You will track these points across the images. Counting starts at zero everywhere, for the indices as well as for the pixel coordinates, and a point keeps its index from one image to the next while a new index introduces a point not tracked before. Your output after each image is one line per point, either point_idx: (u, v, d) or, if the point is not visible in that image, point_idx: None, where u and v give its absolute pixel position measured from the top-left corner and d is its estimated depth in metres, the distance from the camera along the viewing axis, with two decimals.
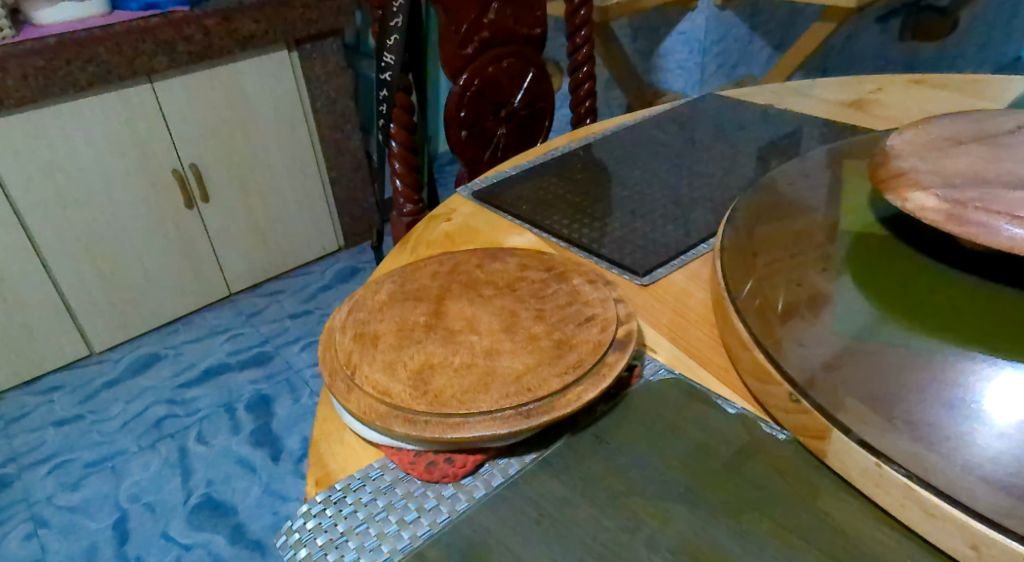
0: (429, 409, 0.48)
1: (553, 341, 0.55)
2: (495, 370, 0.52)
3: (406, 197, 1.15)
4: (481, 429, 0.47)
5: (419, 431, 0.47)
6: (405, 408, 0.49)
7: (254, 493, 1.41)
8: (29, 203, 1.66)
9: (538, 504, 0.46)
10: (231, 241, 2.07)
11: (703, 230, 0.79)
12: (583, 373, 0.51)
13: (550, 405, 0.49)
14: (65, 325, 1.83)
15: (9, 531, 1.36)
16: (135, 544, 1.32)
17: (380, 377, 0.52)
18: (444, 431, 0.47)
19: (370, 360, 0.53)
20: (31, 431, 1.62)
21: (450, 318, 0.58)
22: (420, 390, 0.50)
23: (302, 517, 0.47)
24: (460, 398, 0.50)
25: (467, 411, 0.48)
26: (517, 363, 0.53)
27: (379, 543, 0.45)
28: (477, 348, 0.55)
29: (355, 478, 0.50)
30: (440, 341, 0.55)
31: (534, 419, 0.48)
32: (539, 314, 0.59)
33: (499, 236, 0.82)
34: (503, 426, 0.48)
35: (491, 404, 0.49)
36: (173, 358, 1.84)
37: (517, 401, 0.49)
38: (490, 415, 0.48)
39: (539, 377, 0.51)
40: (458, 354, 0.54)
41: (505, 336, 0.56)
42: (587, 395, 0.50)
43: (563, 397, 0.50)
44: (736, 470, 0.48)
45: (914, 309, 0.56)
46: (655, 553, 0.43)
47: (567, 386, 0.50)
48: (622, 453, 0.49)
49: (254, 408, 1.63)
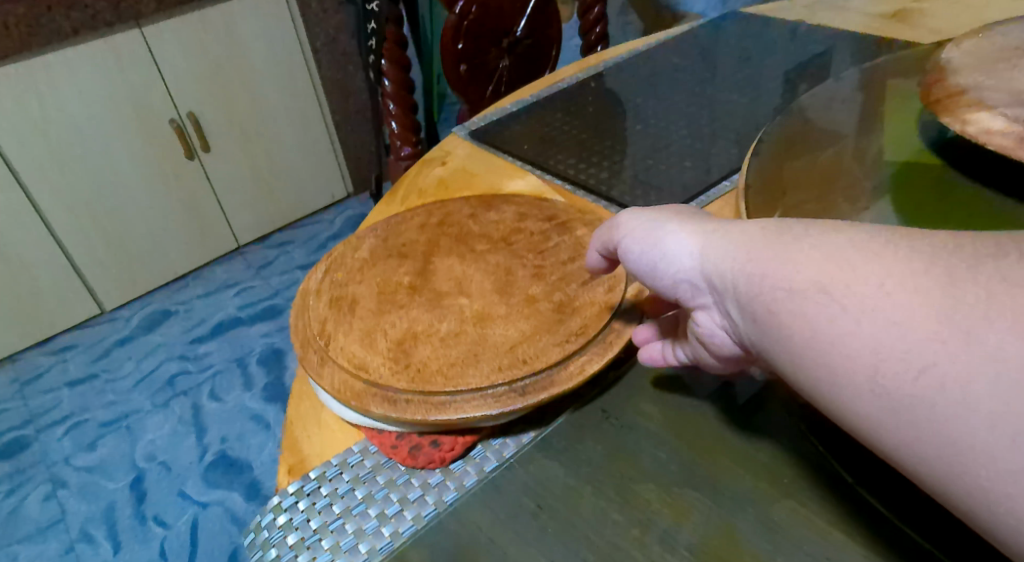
0: (411, 387, 0.43)
1: (553, 305, 0.48)
2: (486, 338, 0.46)
3: (403, 139, 1.07)
4: (469, 411, 0.42)
5: (399, 412, 0.42)
6: (384, 385, 0.43)
7: (269, 448, 1.40)
8: (25, 161, 1.62)
9: (536, 495, 0.41)
10: (236, 192, 2.01)
11: (725, 166, 0.70)
12: (587, 341, 0.45)
13: (548, 380, 0.43)
14: (73, 284, 1.81)
15: (29, 492, 1.36)
16: (153, 504, 1.31)
17: (357, 349, 0.46)
18: (428, 412, 0.42)
19: (346, 330, 0.47)
20: (47, 392, 1.62)
21: (438, 279, 0.52)
22: (401, 364, 0.45)
23: (273, 513, 0.42)
24: (444, 373, 0.44)
25: (453, 388, 0.43)
26: (512, 330, 0.47)
27: (356, 543, 0.40)
28: (467, 312, 0.48)
29: (332, 466, 0.44)
30: (425, 306, 0.49)
31: (530, 397, 0.42)
32: (537, 271, 0.52)
33: (499, 181, 0.74)
34: (496, 406, 0.42)
35: (481, 380, 0.43)
36: (184, 314, 1.82)
37: (509, 375, 0.43)
38: (479, 393, 0.43)
39: (536, 346, 0.45)
40: (445, 320, 0.48)
41: (498, 299, 0.49)
42: (590, 368, 0.44)
43: (563, 372, 0.44)
44: (762, 448, 0.42)
45: (984, 226, 0.51)
46: (670, 550, 0.37)
47: (568, 356, 0.44)
48: (633, 432, 0.43)
49: (266, 362, 1.60)
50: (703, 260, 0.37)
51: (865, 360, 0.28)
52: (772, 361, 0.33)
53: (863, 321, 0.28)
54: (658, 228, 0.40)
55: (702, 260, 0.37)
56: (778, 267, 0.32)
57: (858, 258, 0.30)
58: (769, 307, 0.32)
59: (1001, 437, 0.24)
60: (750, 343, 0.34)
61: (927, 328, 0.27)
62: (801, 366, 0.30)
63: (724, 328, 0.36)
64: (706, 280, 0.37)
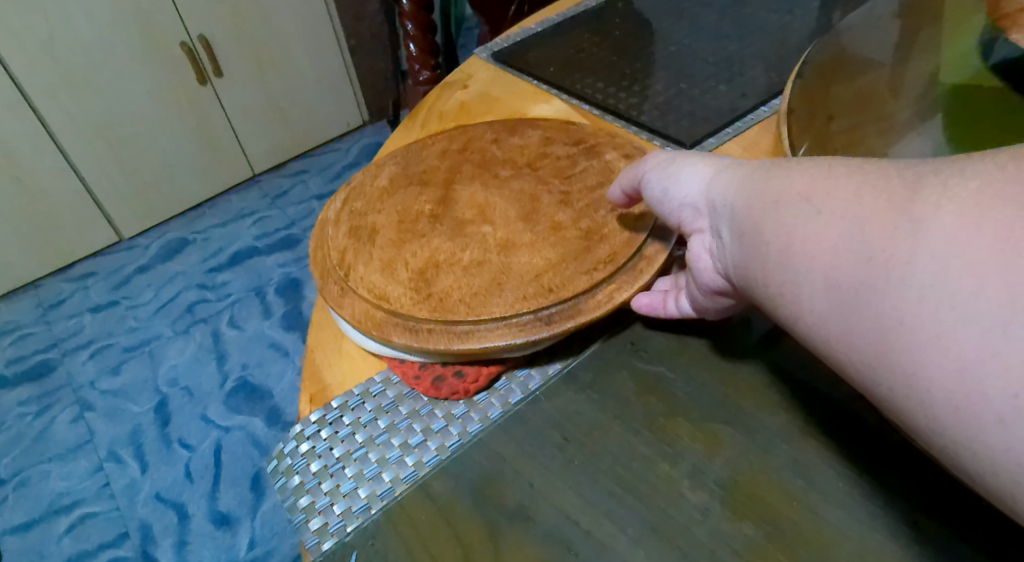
0: (433, 317, 0.42)
1: (580, 232, 0.46)
2: (510, 267, 0.44)
3: (421, 62, 1.03)
4: (493, 341, 0.41)
5: (420, 342, 0.41)
6: (405, 315, 0.42)
7: (288, 376, 1.41)
8: (35, 85, 1.59)
9: (562, 428, 0.40)
10: (250, 120, 1.97)
11: (762, 91, 0.66)
12: (615, 269, 0.44)
13: (575, 309, 0.42)
14: (90, 212, 1.80)
15: (57, 414, 1.40)
16: (176, 427, 1.34)
17: (377, 279, 0.44)
18: (451, 342, 0.41)
19: (366, 259, 0.46)
20: (69, 317, 1.64)
21: (460, 206, 0.50)
22: (422, 294, 0.43)
23: (295, 440, 0.41)
24: (467, 303, 0.42)
25: (477, 318, 0.41)
26: (537, 258, 0.45)
27: (379, 472, 0.39)
28: (490, 240, 0.46)
29: (354, 395, 0.43)
30: (447, 234, 0.47)
31: (557, 326, 0.41)
32: (563, 197, 0.49)
33: (522, 105, 0.71)
34: (522, 337, 0.41)
35: (505, 309, 0.42)
36: (201, 243, 1.81)
37: (535, 304, 0.42)
38: (503, 323, 0.41)
39: (562, 274, 0.43)
40: (468, 249, 0.46)
41: (523, 226, 0.47)
42: (620, 297, 0.42)
43: (590, 300, 0.42)
44: (797, 383, 0.40)
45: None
46: (700, 484, 0.37)
47: (595, 285, 0.43)
48: (662, 367, 0.42)
49: (283, 292, 1.61)
50: (709, 185, 0.39)
51: (828, 257, 0.31)
52: (752, 275, 0.35)
53: (833, 223, 0.31)
54: (674, 159, 0.43)
55: (709, 188, 0.39)
56: (772, 188, 0.35)
57: (846, 174, 0.32)
58: (759, 226, 0.35)
59: (929, 307, 0.27)
60: (733, 259, 0.37)
61: (885, 225, 0.29)
62: (777, 267, 0.34)
63: (711, 253, 0.39)
64: (706, 206, 0.39)
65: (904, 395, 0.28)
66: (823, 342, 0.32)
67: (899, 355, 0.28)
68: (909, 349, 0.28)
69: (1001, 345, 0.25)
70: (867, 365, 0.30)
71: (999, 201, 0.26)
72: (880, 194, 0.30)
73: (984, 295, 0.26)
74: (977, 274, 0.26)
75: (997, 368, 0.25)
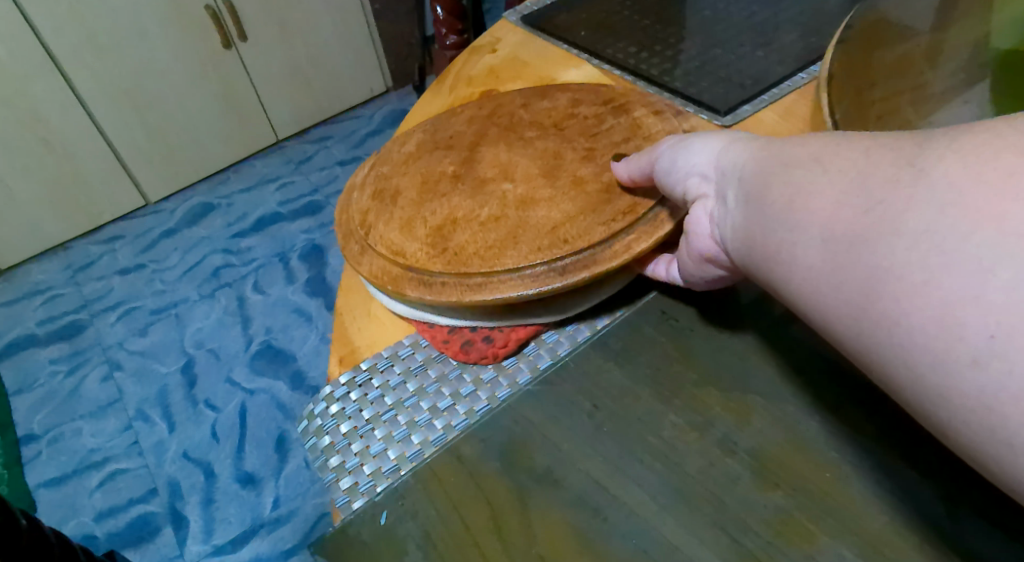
0: (446, 270, 0.42)
1: (601, 186, 0.45)
2: (527, 222, 0.44)
3: (448, 27, 1.02)
4: (504, 292, 0.41)
5: (433, 295, 0.41)
6: (420, 269, 0.42)
7: (311, 341, 1.43)
8: (62, 47, 1.59)
9: (592, 394, 0.39)
10: (274, 85, 1.96)
11: (802, 57, 0.64)
12: (634, 220, 0.43)
13: (590, 260, 0.42)
14: (117, 175, 1.82)
15: (88, 373, 1.43)
16: (203, 388, 1.37)
17: (395, 236, 0.45)
18: (462, 294, 0.41)
19: (387, 218, 0.46)
20: (98, 279, 1.67)
21: (482, 166, 0.49)
22: (438, 249, 0.43)
23: (325, 402, 0.42)
24: (482, 256, 0.42)
25: (489, 270, 0.41)
26: (556, 212, 0.44)
27: (409, 434, 0.40)
28: (509, 197, 0.46)
29: (383, 358, 0.44)
30: (467, 192, 0.47)
31: (571, 277, 0.41)
32: (587, 154, 0.48)
33: (552, 70, 0.69)
34: (537, 285, 0.41)
35: (519, 260, 0.41)
36: (226, 208, 1.83)
37: (549, 255, 0.41)
38: (516, 275, 0.41)
39: (579, 226, 0.43)
40: (486, 206, 0.45)
41: (544, 182, 0.47)
42: (637, 247, 0.42)
43: (607, 251, 0.42)
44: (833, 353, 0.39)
45: None
46: (731, 454, 0.36)
47: (613, 235, 0.42)
48: (694, 335, 0.42)
49: (307, 258, 1.62)
50: (718, 153, 0.38)
51: (826, 206, 0.29)
52: (749, 235, 0.34)
53: (828, 170, 0.30)
54: (691, 132, 0.41)
55: (719, 154, 0.38)
56: (786, 151, 0.33)
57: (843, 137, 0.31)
58: (763, 184, 0.33)
59: (919, 253, 0.26)
60: (732, 221, 0.35)
61: (887, 172, 0.28)
62: (768, 219, 0.32)
63: (711, 219, 0.37)
64: (714, 171, 0.37)
65: (883, 345, 0.27)
66: (801, 288, 0.31)
67: (883, 304, 0.27)
68: (890, 294, 0.26)
69: (982, 289, 0.24)
70: (849, 315, 0.28)
71: (1005, 147, 0.24)
72: (885, 147, 0.28)
73: (974, 240, 0.24)
74: (964, 218, 0.24)
75: (976, 312, 0.24)
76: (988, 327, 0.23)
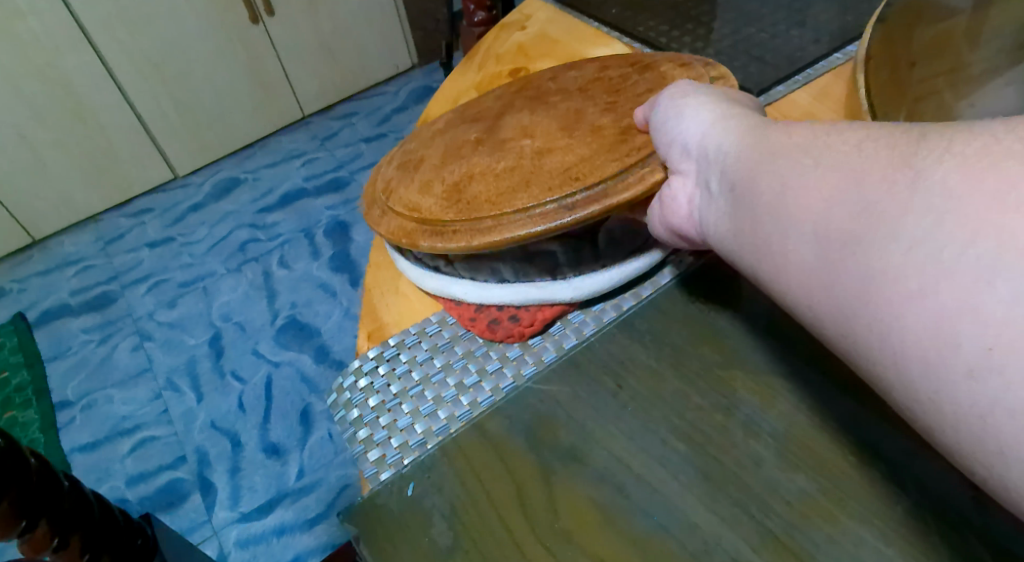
0: (458, 216, 0.44)
1: (618, 131, 0.45)
2: (542, 167, 0.44)
3: (477, 3, 1.00)
4: (514, 231, 0.42)
5: (445, 242, 0.44)
6: (434, 220, 0.45)
7: (335, 316, 1.45)
8: (93, 21, 1.61)
9: (617, 375, 0.40)
10: (301, 60, 1.97)
11: (839, 36, 0.63)
12: (647, 154, 0.43)
13: (600, 194, 0.42)
14: (147, 149, 1.85)
15: (119, 342, 1.47)
16: (230, 360, 1.39)
17: (414, 196, 0.47)
18: (472, 237, 0.43)
19: (408, 183, 0.48)
20: (128, 251, 1.70)
21: (505, 129, 0.49)
22: (452, 201, 0.45)
23: (353, 376, 0.43)
24: (492, 203, 0.43)
25: (499, 212, 0.42)
26: (571, 155, 0.44)
27: (436, 410, 0.40)
28: (526, 150, 0.46)
29: (410, 334, 0.45)
30: (488, 152, 0.47)
31: (580, 211, 0.41)
32: (609, 106, 0.48)
33: (582, 48, 0.69)
34: (545, 224, 0.41)
35: (529, 200, 0.42)
36: (252, 183, 1.85)
37: (559, 193, 0.42)
38: (525, 216, 0.42)
39: (592, 164, 0.43)
40: (503, 160, 0.46)
41: (563, 134, 0.46)
42: (650, 177, 0.41)
43: (617, 184, 0.42)
44: None
45: None
46: (756, 436, 0.36)
47: (625, 168, 0.42)
48: (723, 314, 0.41)
49: (332, 234, 1.63)
50: (706, 125, 0.38)
51: (816, 204, 0.29)
52: (735, 225, 0.34)
53: (823, 168, 0.30)
54: (685, 94, 0.41)
55: (707, 126, 0.38)
56: (770, 139, 0.33)
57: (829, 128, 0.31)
58: (743, 169, 0.34)
59: (916, 258, 0.25)
60: (713, 195, 0.36)
61: (883, 173, 0.27)
62: (758, 203, 0.32)
63: (690, 197, 0.38)
64: (696, 148, 0.38)
65: (874, 351, 0.27)
66: (788, 287, 0.30)
67: (876, 309, 0.26)
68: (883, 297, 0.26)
69: (981, 301, 0.23)
70: (840, 320, 0.28)
71: (1006, 154, 0.24)
72: (884, 149, 0.28)
73: (974, 248, 0.24)
74: (968, 227, 0.24)
75: (974, 322, 0.23)
76: (985, 339, 0.23)
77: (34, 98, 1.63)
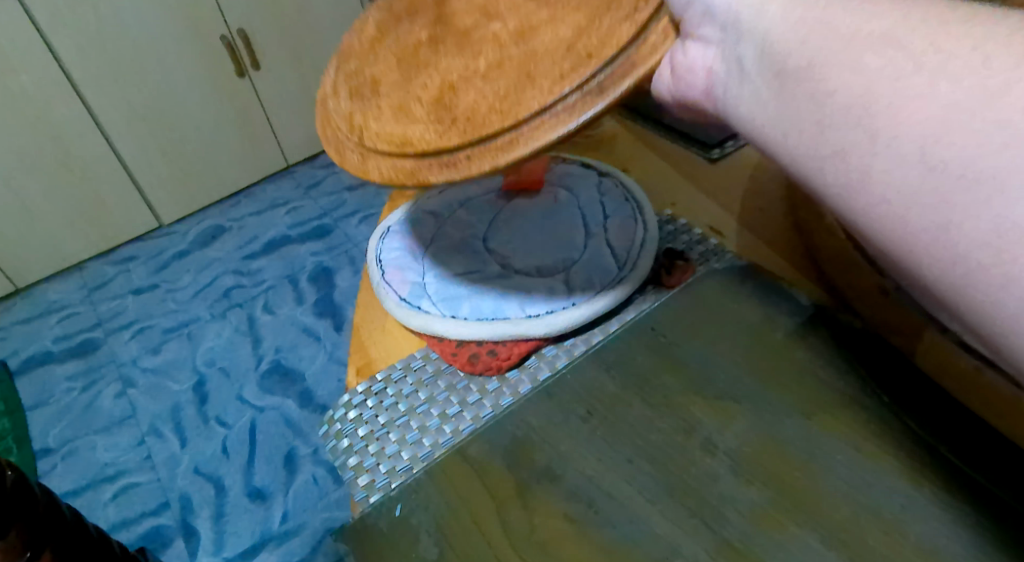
0: (465, 139, 0.47)
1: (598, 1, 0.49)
2: (534, 64, 0.48)
3: None
4: (542, 133, 0.45)
5: (459, 166, 0.46)
6: (439, 148, 0.48)
7: (320, 360, 1.47)
8: (84, 75, 1.66)
9: (587, 402, 0.46)
10: (287, 111, 2.03)
11: None
12: (654, 10, 0.46)
13: (616, 69, 0.44)
14: (133, 198, 1.88)
15: (103, 389, 1.47)
16: (214, 405, 1.40)
17: (402, 130, 0.50)
18: (496, 154, 0.46)
19: (384, 119, 0.52)
20: (113, 298, 1.71)
21: (478, 38, 0.53)
22: (450, 124, 0.48)
23: (345, 406, 0.49)
24: (498, 111, 0.47)
25: (515, 122, 0.45)
26: (560, 38, 0.48)
27: (421, 436, 0.47)
28: (507, 53, 0.50)
29: (396, 369, 0.52)
30: (466, 67, 0.51)
31: (609, 93, 0.44)
32: None
33: None
34: (563, 119, 0.44)
35: (541, 99, 0.45)
36: (237, 230, 1.88)
37: (571, 82, 0.45)
38: (543, 116, 0.45)
39: (596, 40, 0.46)
40: (487, 73, 0.49)
41: (540, 26, 0.50)
42: (666, 41, 0.44)
43: (635, 52, 0.45)
44: (790, 361, 0.47)
45: None
46: (712, 456, 0.42)
47: (639, 31, 0.45)
48: (681, 348, 0.48)
49: (316, 279, 1.66)
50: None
51: (915, 137, 0.30)
52: (776, 114, 0.36)
53: (926, 99, 0.29)
54: None
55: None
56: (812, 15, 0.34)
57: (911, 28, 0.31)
58: (792, 55, 0.35)
59: None
60: (747, 60, 0.38)
61: (985, 120, 0.28)
62: (833, 113, 0.33)
63: (716, 63, 0.41)
64: (724, 16, 0.39)
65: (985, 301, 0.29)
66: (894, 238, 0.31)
67: (986, 260, 0.28)
68: (944, 207, 0.29)
69: None
70: (948, 271, 0.30)
71: None
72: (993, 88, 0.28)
73: None
74: None
75: None
76: None
77: (25, 150, 1.66)
